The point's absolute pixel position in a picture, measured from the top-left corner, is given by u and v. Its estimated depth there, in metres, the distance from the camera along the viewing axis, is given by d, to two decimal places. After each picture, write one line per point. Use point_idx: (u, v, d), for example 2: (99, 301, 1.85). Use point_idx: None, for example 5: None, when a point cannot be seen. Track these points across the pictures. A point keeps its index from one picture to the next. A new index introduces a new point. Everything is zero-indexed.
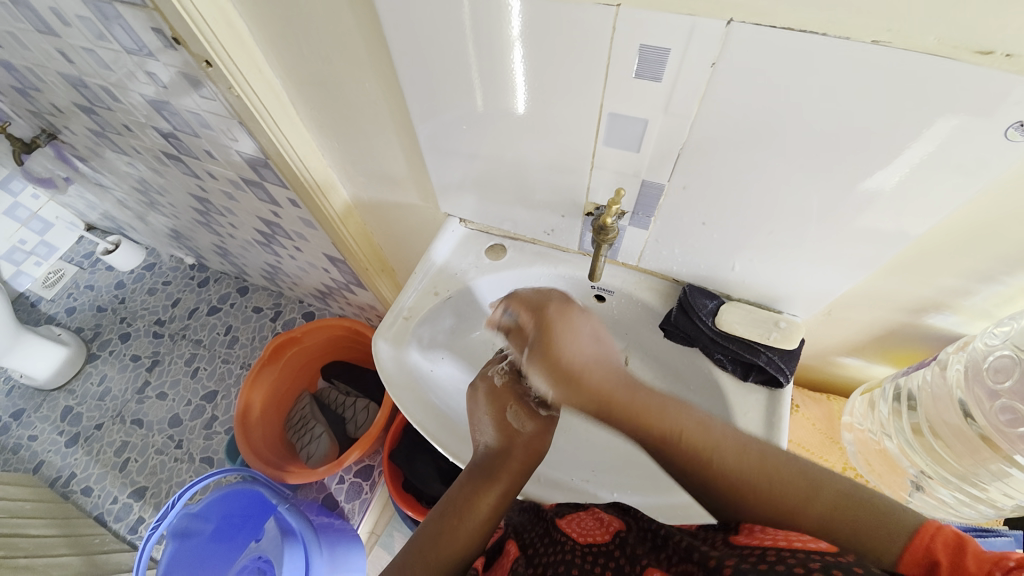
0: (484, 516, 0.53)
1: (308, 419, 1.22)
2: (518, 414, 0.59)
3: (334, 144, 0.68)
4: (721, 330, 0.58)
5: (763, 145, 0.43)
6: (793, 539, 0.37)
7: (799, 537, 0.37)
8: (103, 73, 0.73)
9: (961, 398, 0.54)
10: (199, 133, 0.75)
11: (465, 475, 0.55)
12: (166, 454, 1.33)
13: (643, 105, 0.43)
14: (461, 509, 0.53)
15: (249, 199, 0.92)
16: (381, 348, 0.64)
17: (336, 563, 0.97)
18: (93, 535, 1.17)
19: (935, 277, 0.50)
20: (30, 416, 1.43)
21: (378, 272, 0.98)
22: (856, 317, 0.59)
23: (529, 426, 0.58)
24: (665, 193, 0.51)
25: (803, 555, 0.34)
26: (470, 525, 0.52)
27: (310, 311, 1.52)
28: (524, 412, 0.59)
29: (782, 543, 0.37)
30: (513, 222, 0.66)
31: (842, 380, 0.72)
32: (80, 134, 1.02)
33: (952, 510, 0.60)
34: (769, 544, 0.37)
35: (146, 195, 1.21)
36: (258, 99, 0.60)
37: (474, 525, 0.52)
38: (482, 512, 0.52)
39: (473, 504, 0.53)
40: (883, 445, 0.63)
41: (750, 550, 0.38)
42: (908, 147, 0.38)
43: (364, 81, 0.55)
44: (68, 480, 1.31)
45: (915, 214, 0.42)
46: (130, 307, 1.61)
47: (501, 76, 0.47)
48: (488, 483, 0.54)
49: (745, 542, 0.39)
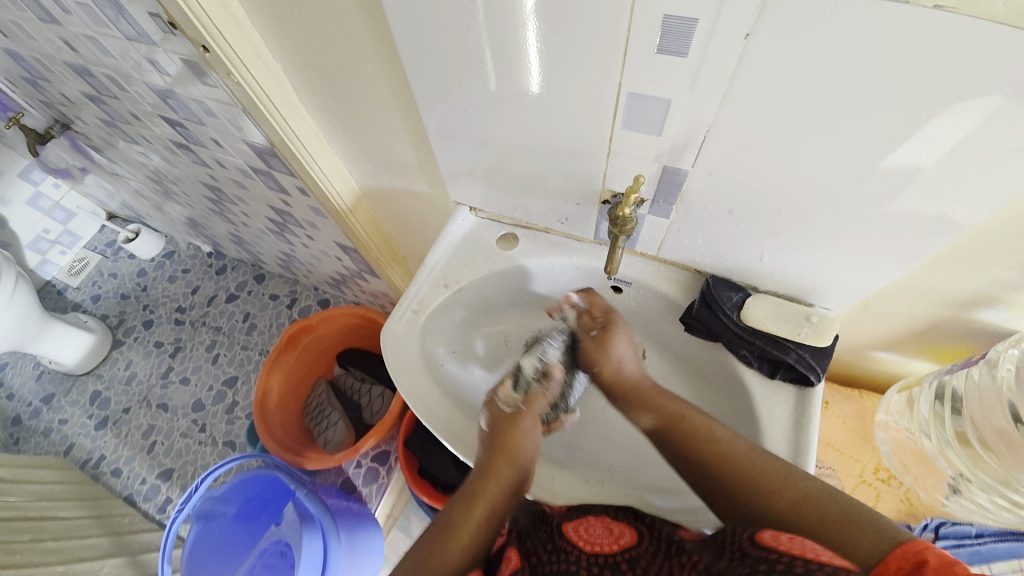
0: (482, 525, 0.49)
1: (324, 406, 1.22)
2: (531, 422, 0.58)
3: (340, 130, 0.65)
4: (746, 324, 0.55)
5: (798, 127, 0.39)
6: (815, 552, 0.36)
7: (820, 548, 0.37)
8: (107, 61, 0.71)
9: (1011, 400, 0.50)
10: (205, 122, 0.73)
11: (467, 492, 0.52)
12: (190, 437, 1.36)
13: (665, 85, 0.39)
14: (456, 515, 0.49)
15: (259, 187, 0.90)
16: (391, 340, 0.62)
17: (353, 546, 0.98)
18: (123, 516, 1.21)
19: (988, 269, 0.46)
20: (61, 399, 1.48)
21: (390, 261, 0.96)
22: (893, 311, 0.55)
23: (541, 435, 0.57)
24: (688, 179, 0.47)
25: (831, 567, 0.35)
26: (465, 535, 0.48)
27: (326, 298, 1.52)
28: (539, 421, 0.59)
29: (810, 553, 0.37)
30: (525, 210, 0.63)
31: (875, 375, 0.68)
32: (93, 124, 1.02)
33: (988, 514, 0.57)
34: (796, 552, 0.37)
35: (160, 184, 1.21)
36: (257, 85, 0.57)
37: (470, 535, 0.48)
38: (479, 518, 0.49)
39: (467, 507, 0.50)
40: (919, 445, 0.60)
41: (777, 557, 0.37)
42: (963, 127, 0.34)
43: (366, 64, 0.52)
44: (99, 462, 1.36)
45: (966, 199, 0.38)
46: (152, 294, 1.64)
47: (509, 54, 0.43)
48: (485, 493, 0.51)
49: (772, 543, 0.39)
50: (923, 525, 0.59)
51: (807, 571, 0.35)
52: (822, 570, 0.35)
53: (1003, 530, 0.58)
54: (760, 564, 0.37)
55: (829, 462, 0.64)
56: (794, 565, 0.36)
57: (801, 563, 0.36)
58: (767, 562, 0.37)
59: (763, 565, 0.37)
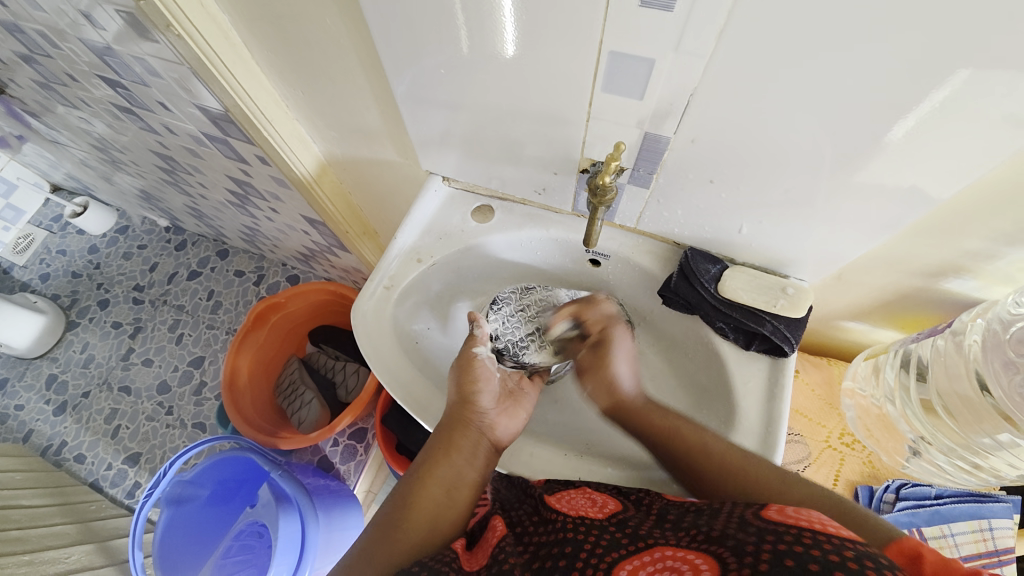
0: (444, 498, 0.48)
1: (296, 384, 1.18)
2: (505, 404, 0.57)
3: (300, 94, 0.61)
4: (723, 296, 0.54)
5: (784, 92, 0.37)
6: (826, 525, 0.35)
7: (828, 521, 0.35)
8: (35, 14, 0.63)
9: (978, 370, 0.53)
10: (150, 83, 0.67)
11: (427, 455, 0.51)
12: (156, 421, 1.32)
13: (649, 43, 0.37)
14: (415, 487, 0.49)
15: (216, 157, 0.84)
16: (362, 318, 0.60)
17: (332, 522, 0.96)
18: (89, 502, 1.16)
19: (961, 240, 0.46)
20: (14, 384, 1.40)
21: (361, 235, 0.92)
22: (866, 281, 0.56)
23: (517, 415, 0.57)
24: (670, 147, 0.46)
25: (838, 540, 0.33)
26: (428, 509, 0.47)
27: (295, 274, 1.47)
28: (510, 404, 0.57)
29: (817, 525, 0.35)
30: (500, 180, 0.61)
31: (844, 344, 0.70)
32: (26, 87, 0.92)
33: (947, 476, 0.61)
34: (805, 524, 0.35)
35: (106, 153, 1.11)
36: (204, 41, 0.52)
37: (433, 510, 0.47)
38: (438, 491, 0.49)
39: (426, 479, 0.49)
40: (884, 410, 0.63)
41: (783, 527, 0.35)
42: (953, 91, 0.33)
43: (326, 18, 0.48)
44: (59, 448, 1.30)
45: (941, 168, 0.38)
46: (106, 272, 1.54)
47: (483, 9, 0.40)
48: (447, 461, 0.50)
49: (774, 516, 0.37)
50: (884, 487, 0.62)
51: (817, 546, 0.33)
52: (834, 547, 0.32)
53: (961, 492, 0.62)
54: (767, 535, 0.35)
55: (799, 429, 0.66)
56: (801, 537, 0.34)
57: (809, 536, 0.34)
58: (775, 534, 0.35)
59: (773, 538, 0.35)
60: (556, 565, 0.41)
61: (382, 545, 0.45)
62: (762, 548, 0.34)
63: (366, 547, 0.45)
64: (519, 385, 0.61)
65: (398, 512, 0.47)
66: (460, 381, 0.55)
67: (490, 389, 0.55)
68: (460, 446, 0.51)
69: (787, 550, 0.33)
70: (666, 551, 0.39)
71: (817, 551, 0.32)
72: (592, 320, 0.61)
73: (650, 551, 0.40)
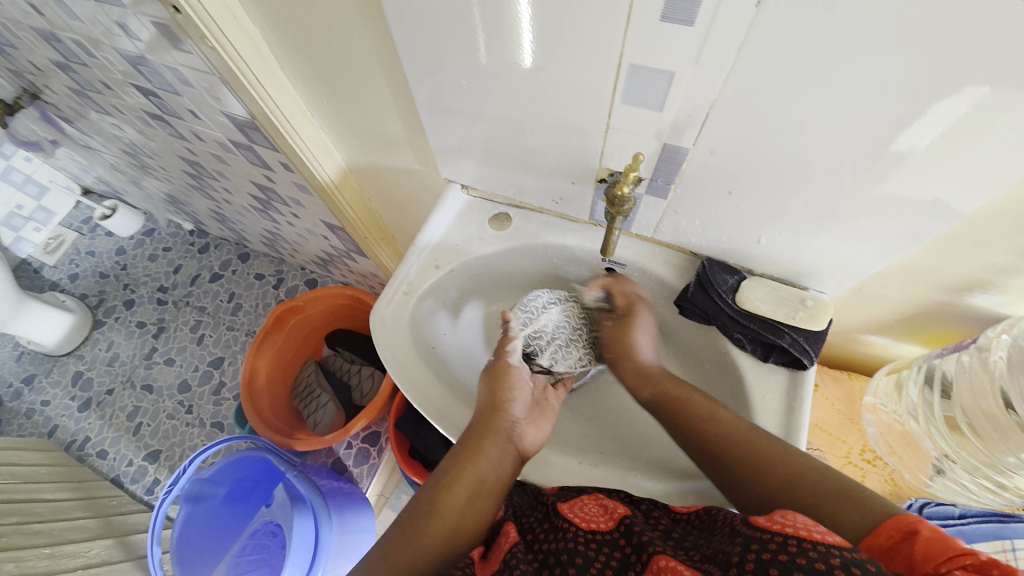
0: (467, 502, 0.49)
1: (313, 387, 1.20)
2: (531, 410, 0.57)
3: (324, 103, 0.62)
4: (741, 307, 0.54)
5: (807, 104, 0.37)
6: (809, 528, 0.35)
7: (813, 526, 0.35)
8: (75, 26, 0.66)
9: (1003, 387, 0.52)
10: (181, 92, 0.69)
11: (454, 456, 0.52)
12: (176, 419, 1.35)
13: (669, 56, 0.37)
14: (439, 491, 0.49)
15: (241, 163, 0.87)
16: (381, 323, 0.61)
17: (345, 525, 0.97)
18: (110, 497, 1.19)
19: (987, 254, 0.46)
20: (43, 380, 1.45)
21: (379, 241, 0.93)
22: (888, 295, 0.55)
23: (544, 424, 0.57)
24: (689, 158, 0.46)
25: (824, 548, 0.33)
26: (452, 513, 0.48)
27: (313, 278, 1.49)
28: (537, 410, 0.57)
29: (802, 531, 0.35)
30: (517, 188, 0.61)
31: (864, 358, 0.69)
32: (63, 94, 0.96)
33: (971, 496, 0.61)
34: (790, 532, 0.35)
35: (136, 159, 1.15)
36: (235, 52, 0.54)
37: (457, 512, 0.48)
38: (463, 494, 0.49)
39: (451, 482, 0.49)
40: (906, 427, 0.62)
41: (769, 536, 0.36)
42: (979, 103, 0.33)
43: (351, 31, 0.49)
44: (83, 443, 1.34)
45: (967, 180, 0.38)
46: (132, 273, 1.59)
47: (506, 21, 0.41)
48: (473, 464, 0.50)
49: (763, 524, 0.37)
50: (906, 506, 0.59)
51: (802, 554, 0.33)
52: (818, 554, 0.33)
53: (986, 512, 0.59)
54: (752, 543, 0.36)
55: (817, 443, 0.65)
56: (786, 545, 0.34)
57: (792, 544, 0.34)
58: (759, 543, 0.36)
59: (757, 547, 0.35)
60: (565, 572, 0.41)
61: (406, 544, 0.46)
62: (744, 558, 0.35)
63: (389, 546, 0.46)
64: (544, 395, 0.60)
65: (423, 511, 0.48)
66: (494, 384, 0.56)
67: (521, 396, 0.56)
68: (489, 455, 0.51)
69: (771, 560, 0.34)
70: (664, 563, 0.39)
71: (803, 559, 0.33)
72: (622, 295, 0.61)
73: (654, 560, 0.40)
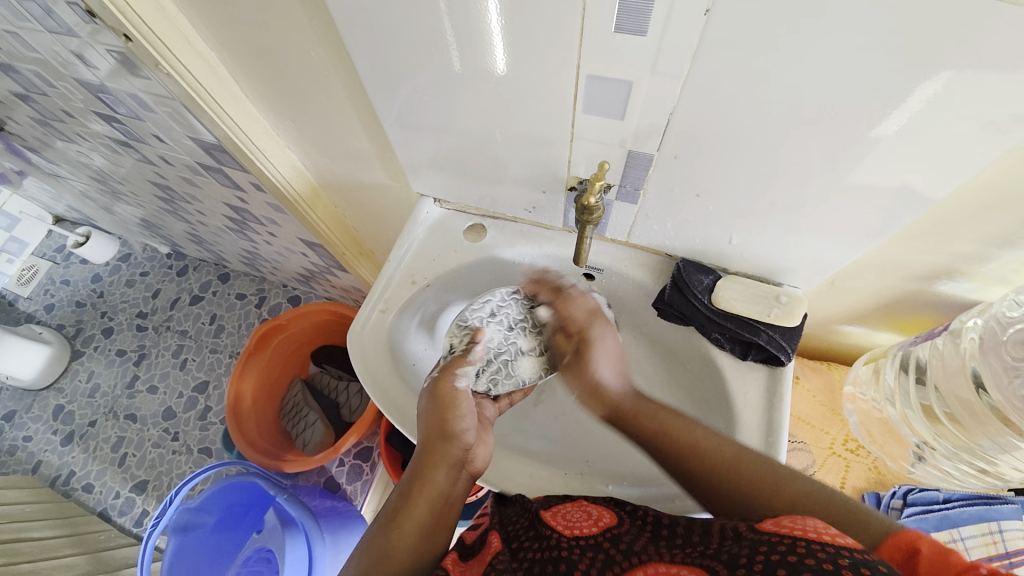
0: (421, 538, 0.46)
1: (300, 406, 1.18)
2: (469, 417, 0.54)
3: (290, 124, 0.62)
4: (717, 307, 0.54)
5: (765, 105, 0.38)
6: (822, 532, 0.35)
7: (824, 529, 0.35)
8: (29, 55, 0.65)
9: (976, 368, 0.53)
10: (144, 118, 0.68)
11: (403, 491, 0.48)
12: (163, 447, 1.32)
13: (627, 65, 0.37)
14: (391, 531, 0.45)
15: (212, 185, 0.85)
16: (358, 342, 0.60)
17: (340, 545, 0.95)
18: (98, 532, 1.16)
19: (951, 243, 0.46)
20: (22, 416, 1.41)
21: (357, 256, 0.92)
22: (861, 286, 0.56)
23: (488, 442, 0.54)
24: (654, 163, 0.46)
25: (834, 549, 0.33)
26: (404, 553, 0.44)
27: (296, 295, 1.47)
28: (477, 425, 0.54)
29: (813, 534, 0.34)
30: (491, 199, 0.61)
31: (843, 348, 0.70)
32: (24, 124, 0.94)
33: (953, 480, 0.62)
34: (800, 534, 0.35)
35: (106, 185, 1.13)
36: (193, 77, 0.53)
37: (411, 551, 0.44)
38: (417, 530, 0.46)
39: (402, 519, 0.46)
40: (885, 414, 0.63)
41: (779, 538, 0.35)
42: (933, 97, 0.33)
43: (310, 51, 0.49)
44: (67, 478, 1.30)
45: (928, 171, 0.38)
46: (109, 300, 1.55)
47: (466, 38, 0.41)
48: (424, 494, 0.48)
49: (770, 528, 0.36)
50: (891, 493, 0.61)
51: (811, 555, 0.33)
52: (828, 555, 0.32)
53: (969, 494, 0.61)
54: (760, 545, 0.35)
55: (802, 437, 0.65)
56: (797, 546, 0.34)
57: (804, 546, 0.34)
58: (769, 545, 0.35)
59: (766, 549, 0.35)
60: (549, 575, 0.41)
61: None
62: (754, 558, 0.34)
63: None
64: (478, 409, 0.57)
65: (374, 558, 0.44)
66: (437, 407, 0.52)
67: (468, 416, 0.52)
68: (438, 475, 0.49)
69: (780, 560, 0.33)
70: (659, 567, 0.39)
71: (812, 560, 0.32)
72: (575, 317, 0.58)
73: (643, 567, 0.39)
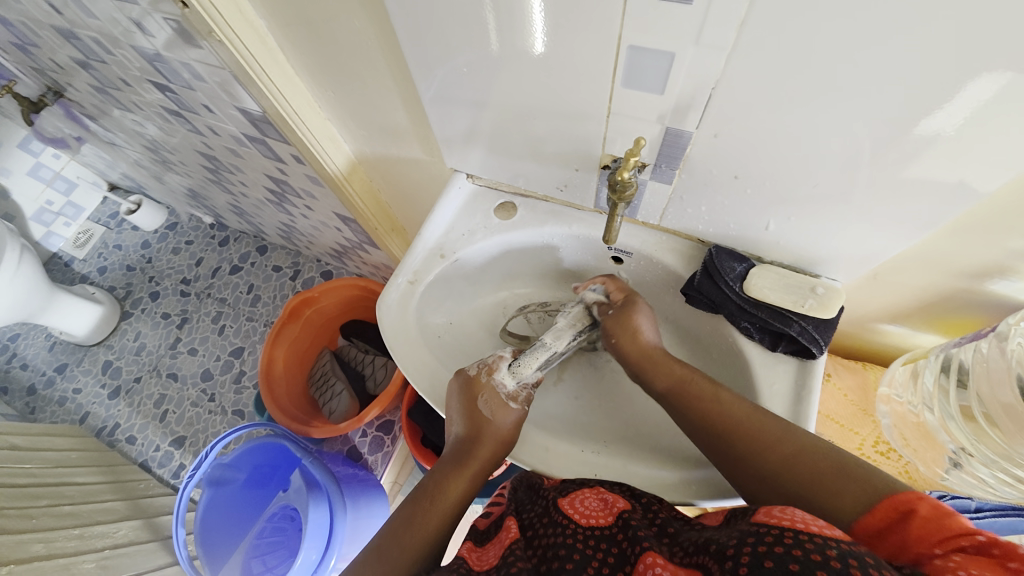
0: (455, 506, 0.50)
1: (328, 375, 1.23)
2: (489, 402, 0.54)
3: (330, 94, 0.63)
4: (749, 296, 0.53)
5: (812, 85, 0.36)
6: (812, 522, 0.34)
7: (813, 518, 0.35)
8: (92, 23, 0.68)
9: (1020, 374, 0.50)
10: (196, 87, 0.71)
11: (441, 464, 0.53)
12: (200, 406, 1.39)
13: (669, 38, 0.37)
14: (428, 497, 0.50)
15: (254, 156, 0.89)
16: (386, 311, 0.61)
17: (359, 512, 0.99)
18: (138, 480, 1.24)
19: (1005, 239, 0.44)
20: (74, 369, 1.51)
21: (389, 232, 0.94)
22: (903, 281, 0.54)
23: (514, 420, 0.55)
24: (692, 142, 0.45)
25: (823, 540, 0.32)
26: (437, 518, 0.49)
27: (328, 270, 1.52)
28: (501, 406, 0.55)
29: (803, 524, 0.34)
30: (523, 177, 0.61)
31: (880, 347, 0.67)
32: (85, 91, 0.99)
33: (989, 489, 0.57)
34: (788, 524, 0.34)
35: (157, 154, 1.18)
36: (242, 44, 0.55)
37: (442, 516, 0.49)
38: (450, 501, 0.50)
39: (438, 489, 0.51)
40: (921, 418, 0.61)
41: (766, 528, 0.35)
42: (999, 80, 0.31)
43: (353, 21, 0.50)
44: (113, 429, 1.40)
45: (988, 162, 0.36)
46: (156, 266, 1.64)
47: (508, 12, 0.41)
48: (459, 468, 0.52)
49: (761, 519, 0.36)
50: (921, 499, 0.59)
51: (798, 545, 0.33)
52: (815, 546, 0.32)
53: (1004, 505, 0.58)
54: (748, 536, 0.35)
55: (829, 435, 0.64)
56: (784, 536, 0.34)
57: (789, 535, 0.33)
58: (756, 536, 0.35)
59: (753, 540, 0.35)
60: (562, 569, 0.42)
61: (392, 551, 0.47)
62: (741, 550, 0.35)
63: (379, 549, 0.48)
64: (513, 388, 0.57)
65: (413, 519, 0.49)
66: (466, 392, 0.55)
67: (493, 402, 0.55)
68: (466, 476, 0.52)
69: (766, 551, 0.33)
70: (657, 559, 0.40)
71: (798, 550, 0.32)
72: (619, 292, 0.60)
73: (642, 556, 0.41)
